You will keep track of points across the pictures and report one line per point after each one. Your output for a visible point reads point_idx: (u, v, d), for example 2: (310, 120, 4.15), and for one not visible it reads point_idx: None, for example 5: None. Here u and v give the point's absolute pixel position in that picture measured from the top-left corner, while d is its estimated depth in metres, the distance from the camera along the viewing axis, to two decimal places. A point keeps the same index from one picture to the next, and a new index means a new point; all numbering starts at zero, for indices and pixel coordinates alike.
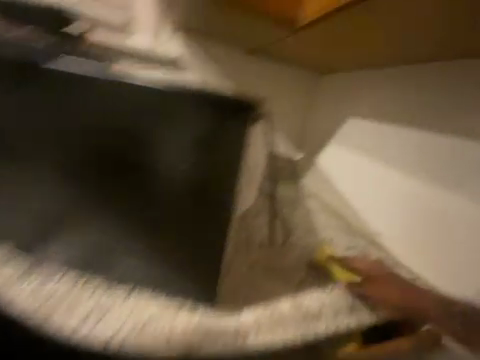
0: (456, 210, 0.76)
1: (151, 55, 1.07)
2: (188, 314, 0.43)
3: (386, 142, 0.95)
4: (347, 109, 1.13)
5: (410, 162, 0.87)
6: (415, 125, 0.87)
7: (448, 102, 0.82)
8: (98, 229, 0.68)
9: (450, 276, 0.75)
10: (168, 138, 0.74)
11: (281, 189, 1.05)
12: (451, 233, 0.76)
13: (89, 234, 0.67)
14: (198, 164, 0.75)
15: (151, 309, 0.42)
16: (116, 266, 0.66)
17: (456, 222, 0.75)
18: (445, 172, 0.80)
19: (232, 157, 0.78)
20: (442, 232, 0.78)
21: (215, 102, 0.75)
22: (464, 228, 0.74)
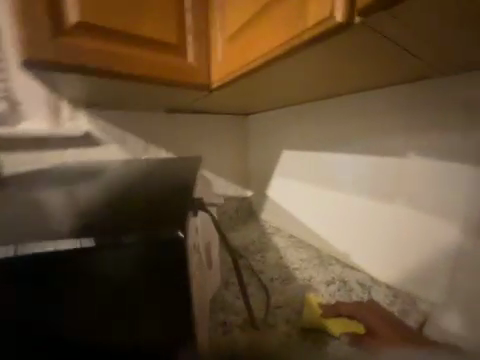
0: (401, 217, 0.75)
1: (57, 139, 0.94)
2: None
3: (322, 165, 0.99)
4: (278, 143, 1.21)
5: (346, 178, 0.90)
6: (336, 147, 0.94)
7: (353, 118, 0.88)
8: None
9: (426, 284, 0.70)
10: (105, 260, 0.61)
11: (237, 237, 1.13)
12: (407, 239, 0.74)
13: None
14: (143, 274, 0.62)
15: None
16: None
17: (404, 229, 0.75)
18: (382, 184, 0.80)
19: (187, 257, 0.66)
20: (397, 242, 0.76)
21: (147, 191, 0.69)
22: (415, 228, 0.72)
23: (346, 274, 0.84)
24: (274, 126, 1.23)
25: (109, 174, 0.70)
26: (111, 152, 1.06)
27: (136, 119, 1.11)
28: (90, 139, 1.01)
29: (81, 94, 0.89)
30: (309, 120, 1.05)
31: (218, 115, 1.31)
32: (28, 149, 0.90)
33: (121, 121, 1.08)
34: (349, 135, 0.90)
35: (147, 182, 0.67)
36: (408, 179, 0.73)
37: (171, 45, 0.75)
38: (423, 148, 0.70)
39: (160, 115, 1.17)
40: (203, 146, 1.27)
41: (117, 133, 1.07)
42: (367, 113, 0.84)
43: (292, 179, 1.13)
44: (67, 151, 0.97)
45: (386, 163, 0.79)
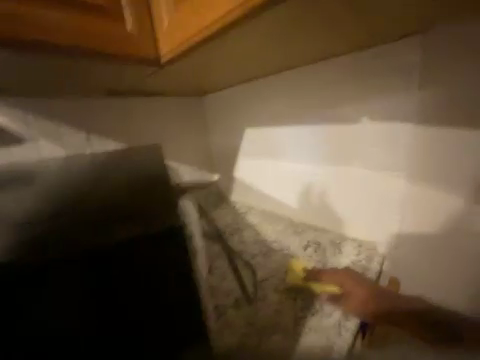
0: (358, 178, 0.85)
1: None
2: None
3: (286, 139, 1.01)
4: (239, 122, 1.17)
5: (310, 149, 0.95)
6: (296, 121, 0.98)
7: (308, 91, 0.92)
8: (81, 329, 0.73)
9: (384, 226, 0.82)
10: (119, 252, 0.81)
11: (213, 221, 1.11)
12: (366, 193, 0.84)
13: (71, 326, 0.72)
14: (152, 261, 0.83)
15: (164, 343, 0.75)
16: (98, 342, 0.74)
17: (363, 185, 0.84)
18: (342, 148, 0.88)
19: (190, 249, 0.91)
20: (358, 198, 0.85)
21: (128, 184, 0.85)
22: (372, 182, 0.83)
23: (320, 236, 0.91)
24: (234, 106, 1.17)
25: (45, 174, 0.77)
26: (41, 149, 0.85)
27: (68, 107, 0.91)
28: (5, 136, 0.79)
29: None
30: (268, 94, 1.04)
31: (170, 98, 1.19)
32: None
33: (48, 110, 0.87)
34: (307, 107, 0.94)
35: (117, 185, 0.83)
36: (368, 139, 0.82)
37: (101, 9, 0.60)
38: (374, 111, 0.80)
39: (98, 99, 0.98)
40: (158, 131, 1.14)
41: (46, 127, 0.86)
42: (321, 87, 0.90)
43: (257, 157, 1.13)
44: None
45: (344, 128, 0.86)
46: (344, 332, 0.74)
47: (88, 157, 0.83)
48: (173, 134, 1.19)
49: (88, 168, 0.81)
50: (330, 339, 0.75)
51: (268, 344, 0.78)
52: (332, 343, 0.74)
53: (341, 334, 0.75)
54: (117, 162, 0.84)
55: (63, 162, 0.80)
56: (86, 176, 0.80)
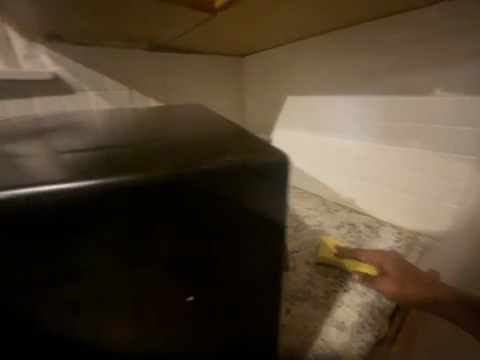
0: (403, 162, 0.78)
1: (22, 88, 0.75)
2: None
3: (332, 111, 0.92)
4: (281, 90, 1.10)
5: (358, 124, 0.86)
6: (347, 89, 0.86)
7: (373, 52, 0.77)
8: None
9: (427, 216, 0.77)
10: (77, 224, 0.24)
11: None
12: (414, 179, 0.77)
13: None
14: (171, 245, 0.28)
15: None
16: None
17: (411, 171, 0.77)
18: (400, 125, 0.76)
19: (277, 240, 0.32)
20: (403, 184, 0.80)
21: (156, 118, 0.65)
22: (423, 166, 0.74)
23: (354, 218, 0.89)
24: (279, 70, 1.08)
25: (90, 124, 0.71)
26: (89, 100, 0.87)
27: (114, 59, 0.90)
28: (60, 84, 0.81)
29: (35, 20, 0.66)
30: (321, 56, 0.91)
31: (209, 58, 1.13)
32: None
33: (95, 61, 0.86)
34: (365, 74, 0.80)
35: (165, 131, 0.45)
36: (435, 117, 0.69)
37: None
38: (451, 82, 0.64)
39: (142, 54, 0.95)
40: (200, 96, 1.15)
41: (95, 78, 0.87)
42: (392, 46, 0.73)
43: (297, 129, 1.07)
44: (32, 100, 0.77)
45: (408, 101, 0.73)
46: (376, 311, 0.55)
47: (133, 110, 0.84)
48: (212, 97, 1.19)
49: (128, 114, 0.79)
50: (361, 316, 0.53)
51: (301, 319, 0.51)
52: (364, 321, 0.52)
53: (373, 313, 0.54)
54: (170, 115, 0.67)
55: (110, 113, 0.82)
56: (122, 120, 0.73)
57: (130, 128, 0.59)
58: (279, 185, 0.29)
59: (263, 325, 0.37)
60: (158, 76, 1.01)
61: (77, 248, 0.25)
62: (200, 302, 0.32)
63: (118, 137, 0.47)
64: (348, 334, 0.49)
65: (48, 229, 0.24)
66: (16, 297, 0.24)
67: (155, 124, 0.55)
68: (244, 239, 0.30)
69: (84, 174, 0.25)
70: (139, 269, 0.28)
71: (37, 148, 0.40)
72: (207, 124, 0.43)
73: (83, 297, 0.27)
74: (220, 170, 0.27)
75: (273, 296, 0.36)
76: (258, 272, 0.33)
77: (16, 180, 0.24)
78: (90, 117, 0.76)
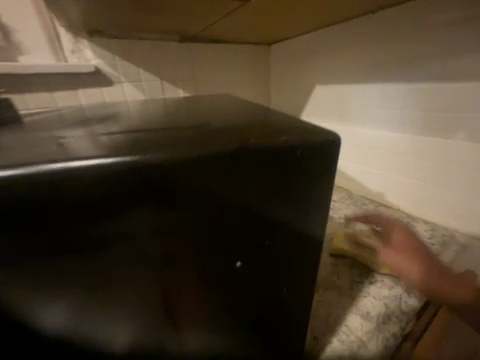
0: (441, 155, 0.72)
1: (68, 80, 0.82)
2: (248, 346, 0.41)
3: (363, 100, 0.88)
4: (310, 79, 1.06)
5: (393, 114, 0.81)
6: (384, 76, 0.80)
7: (413, 34, 0.71)
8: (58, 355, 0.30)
9: (466, 213, 0.71)
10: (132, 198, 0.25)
11: None
12: (453, 174, 0.71)
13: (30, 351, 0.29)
14: (214, 222, 0.29)
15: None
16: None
17: (450, 165, 0.71)
18: (442, 114, 0.70)
19: (312, 220, 0.33)
20: (440, 178, 0.74)
21: (188, 107, 0.69)
22: (466, 160, 0.68)
23: (382, 212, 0.86)
24: (309, 57, 1.04)
25: (126, 114, 0.76)
26: (124, 91, 0.93)
27: (147, 51, 0.94)
28: (101, 76, 0.87)
29: (81, 17, 0.72)
30: (354, 41, 0.86)
31: (236, 46, 1.13)
32: (36, 88, 0.78)
33: (131, 54, 0.91)
34: (403, 59, 0.75)
35: (200, 117, 0.47)
36: None
37: None
38: None
39: (172, 46, 0.99)
40: (227, 86, 1.16)
41: (130, 70, 0.92)
42: (436, 27, 0.66)
43: (325, 119, 1.05)
44: (77, 92, 0.84)
45: (453, 87, 0.66)
46: (405, 307, 0.53)
47: (164, 101, 0.88)
48: (238, 86, 1.19)
49: (159, 104, 0.83)
50: (388, 307, 0.52)
51: (325, 307, 0.52)
52: (390, 313, 0.51)
53: (401, 307, 0.53)
54: (201, 104, 0.70)
55: (143, 103, 0.87)
56: (154, 109, 0.77)
57: (165, 115, 0.63)
58: (318, 165, 0.30)
59: (293, 302, 0.39)
60: (187, 67, 1.04)
61: (131, 221, 0.26)
62: (241, 277, 0.34)
63: (157, 123, 0.51)
64: (373, 324, 0.49)
65: (107, 203, 0.24)
66: (78, 264, 0.26)
67: (188, 112, 0.58)
68: (281, 219, 0.31)
69: (138, 151, 0.25)
70: (190, 243, 0.30)
71: (90, 132, 0.45)
72: (242, 110, 0.45)
73: (134, 268, 0.29)
74: (270, 149, 0.27)
75: (304, 275, 0.37)
76: (292, 251, 0.34)
77: (73, 155, 0.24)
78: (126, 108, 0.82)
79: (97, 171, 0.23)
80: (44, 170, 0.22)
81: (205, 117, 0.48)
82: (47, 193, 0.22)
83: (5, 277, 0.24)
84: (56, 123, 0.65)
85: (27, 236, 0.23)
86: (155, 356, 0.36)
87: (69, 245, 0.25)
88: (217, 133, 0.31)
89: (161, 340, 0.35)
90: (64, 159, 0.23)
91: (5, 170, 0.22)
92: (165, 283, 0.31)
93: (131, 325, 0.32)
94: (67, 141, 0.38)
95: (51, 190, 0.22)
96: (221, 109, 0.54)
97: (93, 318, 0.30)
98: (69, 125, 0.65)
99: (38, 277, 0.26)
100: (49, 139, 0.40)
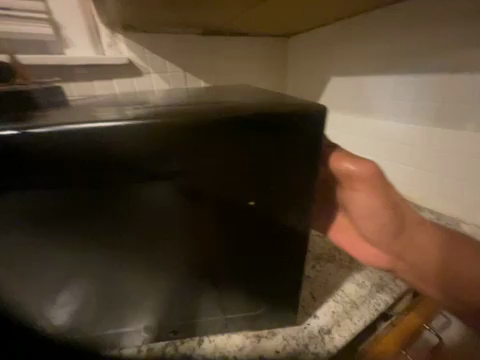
0: (453, 146, 0.74)
1: (105, 69, 0.92)
2: (255, 300, 0.47)
3: (378, 91, 0.90)
4: (327, 70, 1.09)
5: (407, 106, 0.82)
6: (400, 67, 0.82)
7: (429, 27, 0.74)
8: (106, 279, 0.40)
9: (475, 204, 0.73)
10: (169, 151, 0.34)
11: None
12: (464, 164, 0.73)
13: (88, 274, 0.39)
14: (229, 175, 0.37)
15: (218, 306, 0.47)
16: (137, 312, 0.44)
17: (461, 156, 0.73)
18: (456, 106, 0.72)
19: (311, 184, 0.39)
20: (451, 168, 0.76)
21: (209, 95, 0.76)
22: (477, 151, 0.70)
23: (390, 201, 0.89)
24: (326, 48, 1.07)
25: (153, 101, 0.85)
26: (152, 80, 1.02)
27: (173, 45, 1.02)
28: (132, 67, 0.97)
29: (120, 14, 0.82)
30: (371, 33, 0.88)
31: (256, 38, 1.18)
32: (79, 78, 0.89)
33: (159, 47, 1.00)
34: (419, 52, 0.77)
35: (222, 99, 0.54)
36: None
37: None
38: None
39: (196, 39, 1.06)
40: (246, 77, 1.21)
41: (157, 60, 1.01)
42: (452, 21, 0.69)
43: (338, 110, 1.06)
44: (113, 81, 0.95)
45: (468, 79, 0.68)
46: (399, 281, 0.58)
47: (187, 90, 0.96)
48: (255, 75, 1.23)
49: (183, 93, 0.91)
50: (382, 280, 0.58)
51: (324, 274, 0.60)
52: (384, 285, 0.57)
53: (394, 280, 0.58)
54: (221, 92, 0.76)
55: (168, 92, 0.95)
56: (179, 97, 0.85)
57: (190, 100, 0.71)
58: (317, 134, 0.36)
59: (293, 262, 0.44)
60: (207, 58, 1.10)
61: (167, 168, 0.35)
62: (247, 228, 0.41)
63: (183, 104, 0.58)
64: (366, 291, 0.56)
65: (151, 154, 0.33)
66: (126, 198, 0.36)
67: (210, 97, 0.65)
68: (284, 180, 0.38)
69: (175, 117, 0.34)
70: (207, 192, 0.37)
71: (130, 111, 0.54)
72: (258, 95, 0.51)
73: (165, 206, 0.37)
74: (272, 118, 0.35)
75: (305, 236, 0.43)
76: (293, 211, 0.40)
77: (129, 118, 0.33)
78: (154, 95, 0.91)
79: (145, 130, 0.32)
80: (112, 127, 0.31)
81: (225, 99, 0.54)
82: (112, 149, 0.32)
83: (79, 204, 0.34)
84: (97, 106, 0.74)
85: (98, 173, 0.33)
86: (177, 288, 0.44)
87: (123, 187, 0.35)
88: (234, 107, 0.38)
89: (180, 275, 0.43)
90: (127, 119, 0.32)
91: (91, 125, 0.31)
92: (186, 223, 0.39)
93: (161, 268, 0.42)
94: (115, 114, 0.47)
95: (117, 141, 0.32)
96: (239, 94, 0.60)
97: (131, 248, 0.39)
98: (105, 108, 0.74)
99: (100, 207, 0.35)
100: (99, 114, 0.49)
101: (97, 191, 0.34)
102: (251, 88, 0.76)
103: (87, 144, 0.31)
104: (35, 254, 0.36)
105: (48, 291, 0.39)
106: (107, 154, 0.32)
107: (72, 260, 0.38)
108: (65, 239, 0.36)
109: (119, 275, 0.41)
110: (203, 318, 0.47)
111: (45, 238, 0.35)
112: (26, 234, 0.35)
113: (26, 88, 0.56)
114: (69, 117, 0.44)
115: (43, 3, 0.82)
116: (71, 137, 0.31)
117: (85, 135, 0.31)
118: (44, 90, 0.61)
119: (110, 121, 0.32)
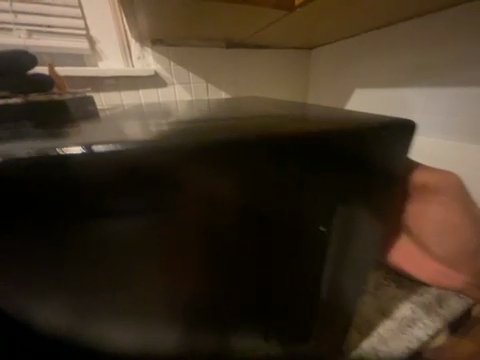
0: None
1: (132, 80, 0.97)
2: (270, 330, 0.44)
3: (406, 104, 0.84)
4: (353, 81, 1.05)
5: (446, 119, 0.75)
6: (432, 79, 0.76)
7: (460, 38, 0.69)
8: (109, 315, 0.36)
9: None
10: (192, 175, 0.29)
11: None
12: None
13: (88, 310, 0.35)
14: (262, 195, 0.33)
15: (231, 337, 0.43)
16: (140, 349, 0.40)
17: None
18: None
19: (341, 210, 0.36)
20: None
21: (231, 107, 0.76)
22: None
23: None
24: (351, 60, 1.03)
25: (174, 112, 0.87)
26: (176, 91, 1.05)
27: (198, 56, 1.05)
28: (158, 78, 1.01)
29: (148, 29, 0.86)
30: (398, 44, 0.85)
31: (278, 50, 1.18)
32: (109, 88, 0.94)
33: (185, 59, 1.03)
34: (449, 64, 0.72)
35: (248, 111, 0.53)
36: None
37: None
38: None
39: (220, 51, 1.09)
40: (267, 88, 1.22)
41: (182, 72, 1.04)
42: None
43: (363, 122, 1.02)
44: (139, 92, 0.99)
45: None
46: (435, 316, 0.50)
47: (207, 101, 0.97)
48: (276, 87, 1.23)
49: (204, 105, 0.92)
50: (419, 311, 0.51)
51: None
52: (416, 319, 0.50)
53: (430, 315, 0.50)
54: (243, 104, 0.76)
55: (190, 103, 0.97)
56: (199, 108, 0.86)
57: (214, 111, 0.71)
58: (361, 154, 0.32)
59: (310, 285, 0.42)
60: (231, 69, 1.12)
61: (185, 193, 0.30)
62: (269, 253, 0.38)
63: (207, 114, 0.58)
64: (395, 325, 0.50)
65: (167, 181, 0.29)
66: (134, 230, 0.31)
67: (234, 108, 0.65)
68: (313, 205, 0.35)
69: (200, 136, 0.28)
70: (232, 217, 0.33)
71: (156, 121, 0.55)
72: (285, 109, 0.50)
73: (181, 235, 0.33)
74: (316, 138, 0.30)
75: (327, 260, 0.40)
76: (316, 236, 0.38)
77: (139, 140, 0.27)
78: (176, 106, 0.93)
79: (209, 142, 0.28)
80: (118, 150, 0.26)
81: (249, 111, 0.53)
82: (153, 168, 0.27)
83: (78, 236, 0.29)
84: (121, 116, 0.77)
85: (99, 202, 0.28)
86: (188, 320, 0.40)
87: (129, 217, 0.30)
88: (292, 120, 0.35)
89: (194, 304, 0.39)
90: (138, 141, 0.27)
91: (94, 147, 0.26)
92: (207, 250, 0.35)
93: (172, 300, 0.37)
94: (142, 125, 0.48)
95: (124, 166, 0.26)
96: (265, 106, 0.59)
97: (136, 282, 0.34)
98: (126, 118, 0.76)
99: (104, 241, 0.31)
100: (127, 124, 0.51)
101: (96, 222, 0.29)
102: (278, 100, 0.74)
103: (83, 170, 0.26)
104: (24, 291, 0.31)
105: (44, 327, 0.34)
106: (110, 183, 0.27)
107: (53, 302, 0.33)
108: (79, 271, 0.32)
109: (124, 311, 0.36)
110: (213, 349, 0.43)
111: (53, 272, 0.31)
112: (12, 274, 0.29)
113: (59, 96, 0.58)
114: (99, 128, 0.46)
115: (82, 21, 0.90)
116: (99, 159, 0.26)
117: (82, 159, 0.25)
118: (75, 98, 0.60)
119: (116, 143, 0.26)
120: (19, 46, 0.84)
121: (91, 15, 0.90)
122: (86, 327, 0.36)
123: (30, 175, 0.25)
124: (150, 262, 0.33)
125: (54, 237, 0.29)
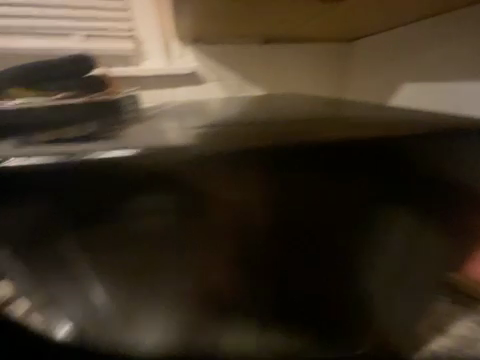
0: None
1: (171, 79, 1.01)
2: (311, 329, 0.44)
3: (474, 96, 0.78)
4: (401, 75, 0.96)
5: None
6: None
7: None
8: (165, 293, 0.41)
9: None
10: (250, 169, 0.36)
11: None
12: None
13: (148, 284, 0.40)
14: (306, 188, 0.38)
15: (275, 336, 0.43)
16: (188, 336, 0.42)
17: None
18: None
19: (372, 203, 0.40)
20: None
21: (271, 106, 0.74)
22: None
23: None
24: None
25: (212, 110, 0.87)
26: (212, 89, 1.05)
27: (234, 53, 1.06)
28: (196, 76, 1.03)
29: (192, 25, 0.89)
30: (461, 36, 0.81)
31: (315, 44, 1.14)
32: (150, 86, 0.99)
33: (222, 56, 1.05)
34: None
35: (293, 111, 0.52)
36: None
37: None
38: None
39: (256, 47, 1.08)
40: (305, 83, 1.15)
41: (218, 69, 1.05)
42: None
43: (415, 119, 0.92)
44: (177, 90, 1.02)
45: None
46: None
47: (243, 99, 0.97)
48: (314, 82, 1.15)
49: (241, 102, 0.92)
50: None
51: None
52: None
53: None
54: (283, 102, 0.74)
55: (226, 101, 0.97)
56: (237, 106, 0.86)
57: (253, 110, 0.71)
58: (389, 154, 0.38)
59: (349, 281, 0.43)
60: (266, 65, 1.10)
61: (241, 183, 0.37)
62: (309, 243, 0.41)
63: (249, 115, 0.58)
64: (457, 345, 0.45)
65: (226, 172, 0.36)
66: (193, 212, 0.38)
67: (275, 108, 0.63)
68: (346, 198, 0.39)
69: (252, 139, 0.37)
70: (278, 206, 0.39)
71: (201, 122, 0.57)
72: (334, 110, 0.49)
73: (234, 219, 0.39)
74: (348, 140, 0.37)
75: (364, 255, 0.42)
76: (352, 229, 0.41)
77: (206, 141, 0.36)
78: (213, 104, 0.94)
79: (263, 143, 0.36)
80: (190, 148, 0.35)
81: (294, 111, 0.52)
82: (216, 161, 0.35)
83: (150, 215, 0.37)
84: (163, 115, 0.80)
85: (170, 187, 0.36)
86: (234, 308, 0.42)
87: (190, 201, 0.37)
88: (328, 125, 0.41)
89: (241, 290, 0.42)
90: (204, 142, 0.36)
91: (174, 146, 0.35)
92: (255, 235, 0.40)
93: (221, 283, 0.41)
94: (190, 126, 0.50)
95: (193, 161, 0.35)
96: (309, 106, 0.57)
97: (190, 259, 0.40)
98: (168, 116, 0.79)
99: (169, 220, 0.38)
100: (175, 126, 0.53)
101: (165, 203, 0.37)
102: (321, 99, 0.71)
103: (164, 163, 0.35)
104: (105, 258, 0.39)
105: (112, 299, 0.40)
106: (181, 172, 0.35)
107: (124, 272, 0.40)
108: (146, 245, 0.39)
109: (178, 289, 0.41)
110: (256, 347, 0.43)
111: (128, 244, 0.38)
112: (100, 242, 0.38)
113: (113, 96, 0.64)
114: (152, 129, 0.49)
115: (129, 24, 0.96)
116: (177, 154, 0.35)
117: (164, 155, 0.35)
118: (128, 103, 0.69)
119: (189, 143, 0.36)
120: (75, 49, 0.92)
121: (137, 18, 0.97)
122: (145, 303, 0.41)
123: (126, 165, 0.35)
124: (205, 242, 0.39)
125: (133, 213, 0.37)
